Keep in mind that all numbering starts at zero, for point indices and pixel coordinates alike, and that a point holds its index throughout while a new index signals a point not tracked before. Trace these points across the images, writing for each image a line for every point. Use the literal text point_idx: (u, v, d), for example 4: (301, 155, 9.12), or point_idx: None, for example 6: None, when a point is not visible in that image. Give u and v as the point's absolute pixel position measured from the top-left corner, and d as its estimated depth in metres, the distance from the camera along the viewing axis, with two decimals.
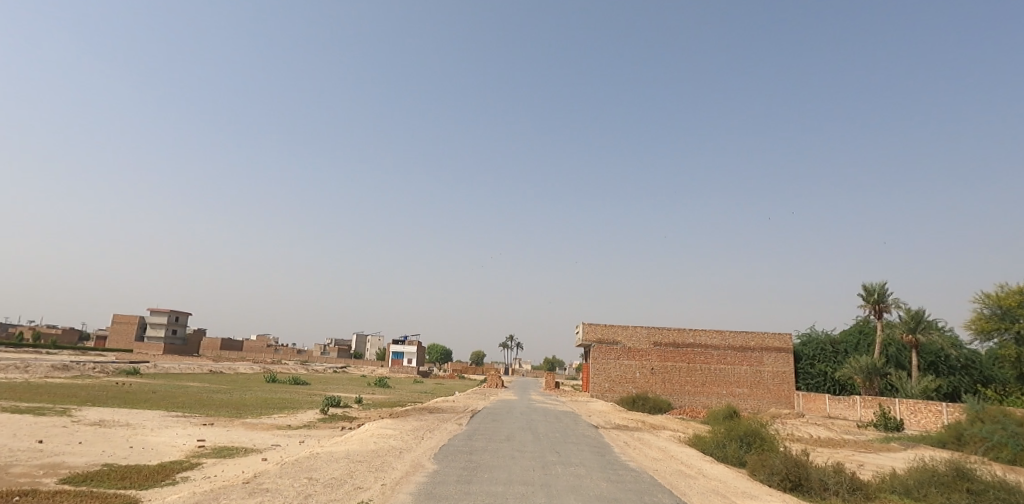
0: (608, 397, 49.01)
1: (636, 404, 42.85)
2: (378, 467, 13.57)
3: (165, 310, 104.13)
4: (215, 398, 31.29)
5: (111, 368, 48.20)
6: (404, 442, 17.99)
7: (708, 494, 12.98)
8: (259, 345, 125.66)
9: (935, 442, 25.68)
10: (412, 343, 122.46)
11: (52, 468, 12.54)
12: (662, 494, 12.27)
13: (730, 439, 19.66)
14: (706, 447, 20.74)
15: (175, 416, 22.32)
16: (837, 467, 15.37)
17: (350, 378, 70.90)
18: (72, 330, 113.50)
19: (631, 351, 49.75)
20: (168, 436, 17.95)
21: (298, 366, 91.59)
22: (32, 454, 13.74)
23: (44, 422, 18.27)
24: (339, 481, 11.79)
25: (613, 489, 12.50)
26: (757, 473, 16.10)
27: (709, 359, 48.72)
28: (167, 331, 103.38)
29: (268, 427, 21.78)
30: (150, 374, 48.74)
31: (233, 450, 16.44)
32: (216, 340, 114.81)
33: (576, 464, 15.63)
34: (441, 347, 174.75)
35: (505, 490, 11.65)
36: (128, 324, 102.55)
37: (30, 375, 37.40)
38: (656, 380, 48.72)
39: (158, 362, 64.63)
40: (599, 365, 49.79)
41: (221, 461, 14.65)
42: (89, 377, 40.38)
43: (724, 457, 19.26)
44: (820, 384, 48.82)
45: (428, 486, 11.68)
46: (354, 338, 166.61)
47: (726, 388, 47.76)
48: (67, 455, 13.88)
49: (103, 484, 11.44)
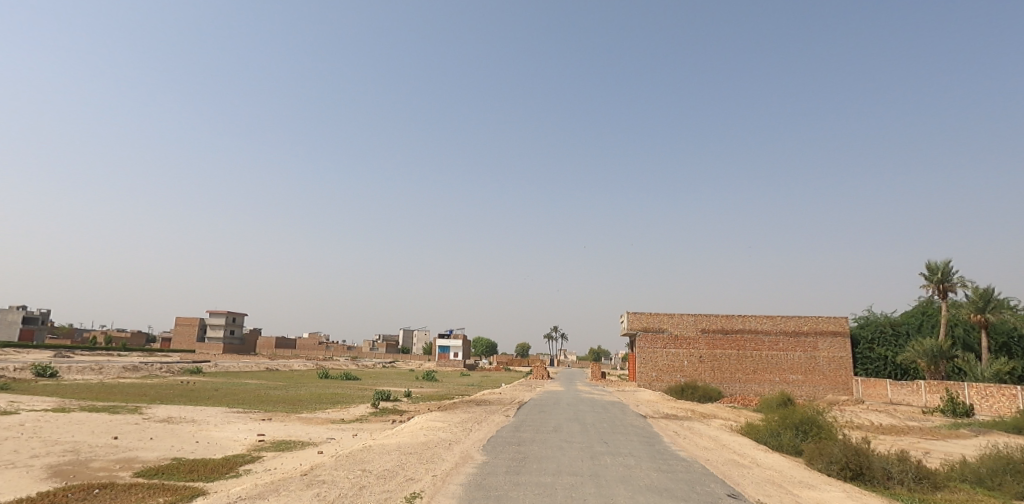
0: (655, 386, 48.47)
1: (685, 393, 42.42)
2: (428, 458, 13.82)
3: (222, 312, 108.57)
4: (271, 394, 32.54)
5: (176, 367, 50.68)
6: (452, 434, 18.22)
7: (763, 484, 12.73)
8: (311, 342, 129.52)
9: (1010, 427, 24.32)
10: (457, 336, 123.79)
11: (127, 463, 13.30)
12: (714, 484, 12.09)
13: (784, 428, 19.12)
14: (759, 436, 20.23)
15: (236, 413, 23.27)
16: (902, 455, 14.75)
17: (399, 373, 72.49)
18: (140, 333, 119.95)
19: (677, 339, 49.06)
20: (230, 430, 18.82)
21: (349, 362, 94.27)
22: (109, 449, 14.63)
23: (118, 419, 19.41)
24: (392, 472, 12.07)
25: (663, 479, 12.38)
26: (814, 462, 15.65)
27: (761, 345, 47.40)
28: (225, 332, 108.07)
29: (323, 421, 22.53)
30: (213, 372, 51.09)
31: (291, 444, 17.02)
32: (270, 339, 119.06)
33: (625, 454, 15.51)
34: (487, 341, 176.86)
35: (554, 481, 11.73)
36: (190, 326, 107.67)
37: (104, 376, 39.87)
38: (705, 368, 47.83)
39: (220, 362, 67.55)
40: (646, 355, 49.28)
41: (280, 455, 15.24)
42: (157, 377, 42.53)
43: (779, 446, 18.73)
44: (881, 369, 46.89)
45: (478, 477, 11.83)
46: (402, 335, 170.34)
47: (779, 375, 46.49)
48: (140, 450, 14.70)
49: (173, 477, 12.07)
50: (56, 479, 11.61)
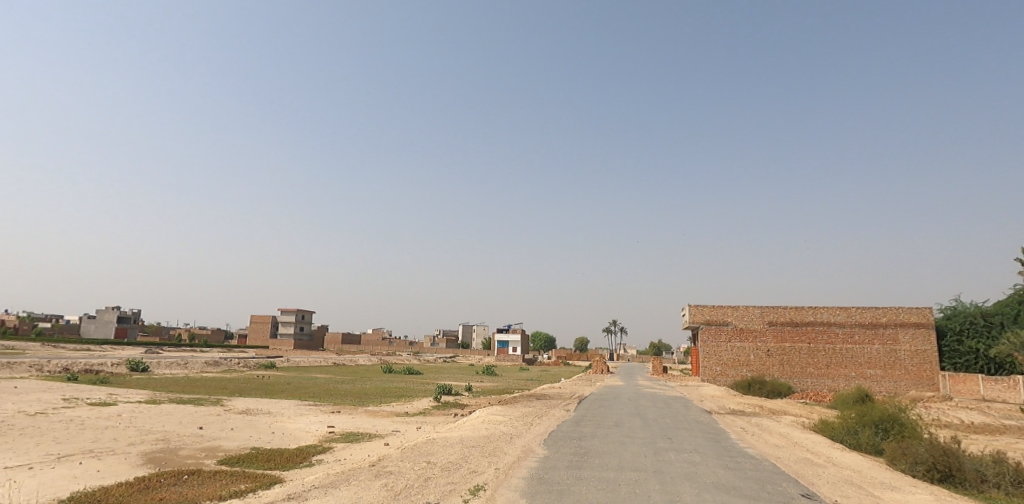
0: (720, 381, 47.24)
1: (752, 388, 41.00)
2: (491, 451, 13.97)
3: (292, 309, 113.34)
4: (339, 388, 33.73)
5: (252, 362, 53.44)
6: (514, 428, 18.32)
7: (841, 484, 12.11)
8: (376, 338, 133.39)
9: None
10: (516, 331, 124.22)
11: (211, 451, 14.12)
12: (787, 484, 11.58)
13: (863, 426, 18.14)
14: (835, 434, 19.26)
15: (308, 406, 24.27)
16: (997, 456, 13.66)
17: (461, 367, 73.58)
18: (219, 331, 127.05)
19: (742, 332, 47.48)
20: (302, 422, 19.66)
21: (412, 357, 96.63)
22: (195, 438, 15.58)
23: (202, 410, 20.66)
24: (455, 465, 12.25)
25: (732, 477, 11.99)
26: (897, 463, 14.76)
27: (834, 338, 45.20)
28: (296, 329, 112.92)
29: (388, 414, 23.16)
30: (286, 368, 53.49)
31: (359, 435, 17.58)
32: (337, 335, 123.43)
33: (690, 451, 15.15)
34: (545, 336, 176.84)
35: (617, 477, 11.56)
36: (264, 323, 113.18)
37: (189, 371, 42.58)
38: (773, 362, 46.04)
39: (292, 358, 70.63)
40: (709, 349, 47.98)
41: (349, 446, 15.77)
42: (236, 371, 44.94)
43: (857, 445, 17.79)
44: (971, 363, 43.71)
45: (540, 471, 11.82)
46: (462, 330, 172.82)
47: (855, 370, 44.16)
48: (223, 440, 15.58)
49: (253, 465, 12.71)
50: (150, 465, 12.46)
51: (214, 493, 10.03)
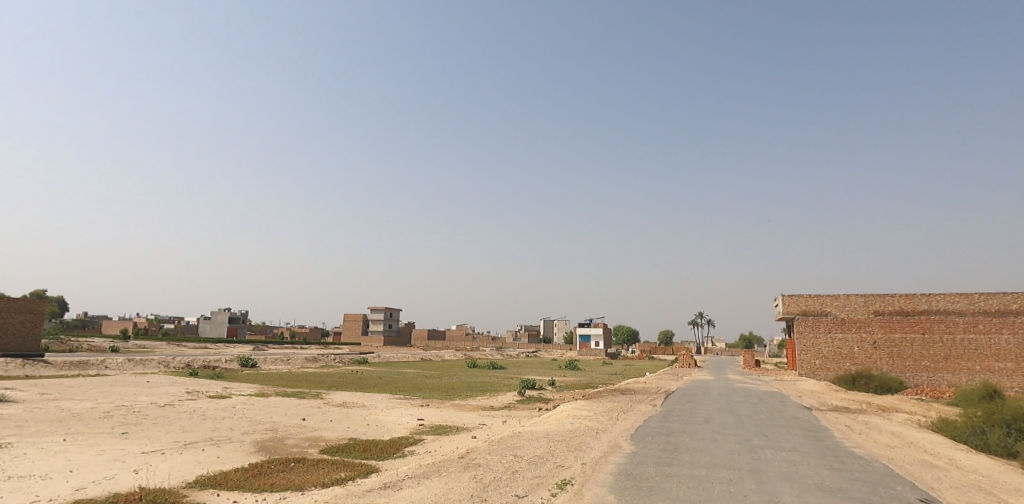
0: (820, 375, 44.56)
1: (858, 383, 38.44)
2: (577, 446, 13.89)
3: (381, 307, 118.15)
4: (428, 383, 34.88)
5: (347, 358, 56.38)
6: (600, 423, 18.12)
7: (966, 490, 11.01)
8: (461, 334, 136.53)
9: None
10: (599, 325, 122.84)
11: (313, 440, 14.99)
12: (902, 488, 10.67)
13: (992, 425, 16.42)
14: (956, 434, 17.59)
15: (399, 399, 25.23)
16: None
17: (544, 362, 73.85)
18: (316, 329, 134.91)
19: (844, 323, 44.37)
20: (394, 415, 20.46)
21: (495, 352, 98.09)
22: (299, 429, 16.60)
23: (304, 403, 21.99)
24: (543, 459, 12.28)
25: (838, 479, 11.20)
26: None
27: (953, 328, 41.17)
28: (385, 326, 117.65)
29: (475, 408, 23.63)
30: (378, 363, 55.95)
31: (447, 428, 18.06)
32: (424, 332, 127.45)
33: (788, 449, 14.33)
34: (629, 329, 173.87)
35: (710, 475, 11.13)
36: (356, 321, 118.93)
37: (291, 366, 45.56)
38: (881, 355, 42.66)
39: (383, 354, 73.83)
40: (807, 341, 45.25)
41: (438, 438, 16.22)
42: (333, 367, 47.52)
43: (984, 446, 16.14)
44: None
45: (629, 467, 11.60)
46: (544, 325, 173.29)
47: (979, 363, 40.15)
48: (323, 430, 16.49)
49: (351, 455, 13.34)
50: (261, 453, 13.41)
51: (317, 480, 10.64)
